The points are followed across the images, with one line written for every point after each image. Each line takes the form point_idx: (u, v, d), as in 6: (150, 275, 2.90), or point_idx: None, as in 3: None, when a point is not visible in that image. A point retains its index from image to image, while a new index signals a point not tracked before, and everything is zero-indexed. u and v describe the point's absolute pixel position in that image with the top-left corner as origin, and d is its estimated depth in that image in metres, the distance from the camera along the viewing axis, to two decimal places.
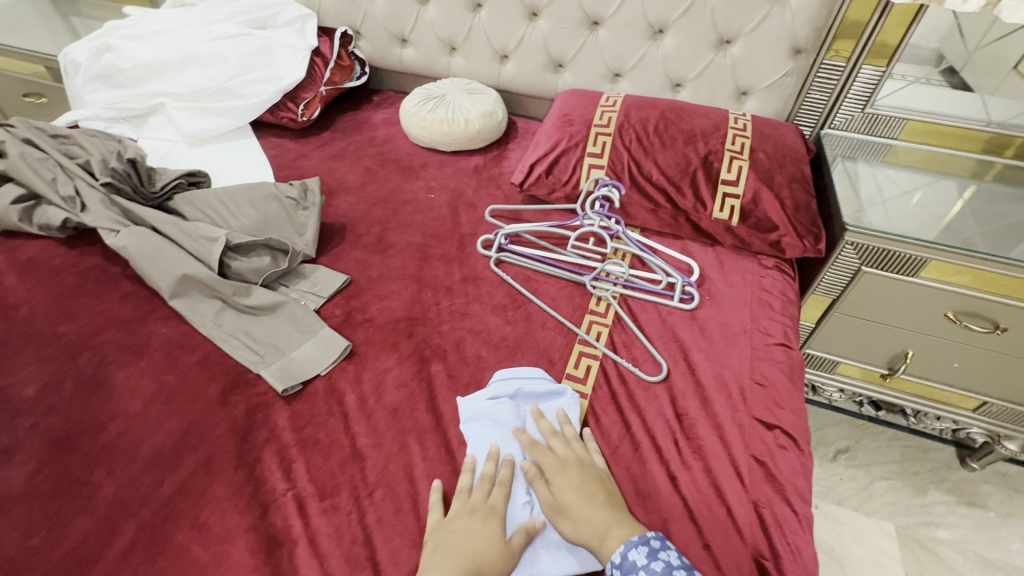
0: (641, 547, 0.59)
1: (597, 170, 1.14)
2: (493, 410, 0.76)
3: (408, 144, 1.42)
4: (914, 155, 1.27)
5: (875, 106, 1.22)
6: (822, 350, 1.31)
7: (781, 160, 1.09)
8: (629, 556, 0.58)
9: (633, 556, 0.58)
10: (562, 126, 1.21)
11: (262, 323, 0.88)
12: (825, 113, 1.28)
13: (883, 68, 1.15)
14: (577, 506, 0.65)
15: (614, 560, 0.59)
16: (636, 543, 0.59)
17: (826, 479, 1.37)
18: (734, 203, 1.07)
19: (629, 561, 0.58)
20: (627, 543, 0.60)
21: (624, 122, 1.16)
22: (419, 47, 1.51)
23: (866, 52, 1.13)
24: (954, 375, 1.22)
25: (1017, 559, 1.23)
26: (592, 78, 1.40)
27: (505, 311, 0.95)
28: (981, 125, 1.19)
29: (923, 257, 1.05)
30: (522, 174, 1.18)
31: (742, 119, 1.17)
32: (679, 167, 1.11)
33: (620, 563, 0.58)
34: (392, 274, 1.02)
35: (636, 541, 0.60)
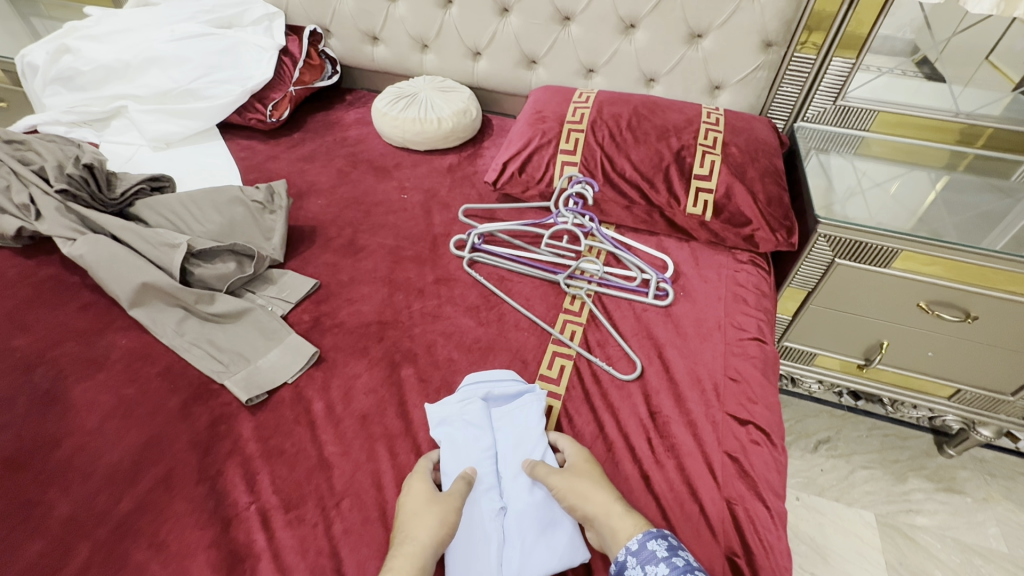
0: (661, 541, 0.59)
1: (570, 167, 1.13)
2: (464, 412, 0.74)
3: (381, 144, 1.39)
4: (886, 147, 1.28)
5: (847, 98, 1.22)
6: (800, 342, 1.32)
7: (753, 154, 1.09)
8: (648, 545, 0.59)
9: (653, 545, 0.58)
10: (534, 123, 1.19)
11: (226, 331, 0.86)
12: (798, 106, 1.28)
13: (853, 60, 1.15)
14: (596, 483, 0.66)
15: (632, 545, 0.59)
16: (656, 535, 0.60)
17: (807, 470, 1.37)
18: (708, 198, 1.06)
19: (649, 549, 0.58)
20: (647, 532, 0.60)
21: (597, 118, 1.15)
22: (391, 45, 1.49)
23: (836, 43, 1.14)
24: (928, 364, 1.23)
25: (993, 543, 1.25)
26: (565, 74, 1.39)
27: (478, 312, 0.94)
28: (950, 116, 1.20)
29: (893, 247, 1.06)
30: (495, 173, 1.17)
31: (715, 113, 1.16)
32: (652, 163, 1.10)
33: (637, 550, 0.59)
34: (362, 277, 1.00)
35: (656, 534, 0.60)
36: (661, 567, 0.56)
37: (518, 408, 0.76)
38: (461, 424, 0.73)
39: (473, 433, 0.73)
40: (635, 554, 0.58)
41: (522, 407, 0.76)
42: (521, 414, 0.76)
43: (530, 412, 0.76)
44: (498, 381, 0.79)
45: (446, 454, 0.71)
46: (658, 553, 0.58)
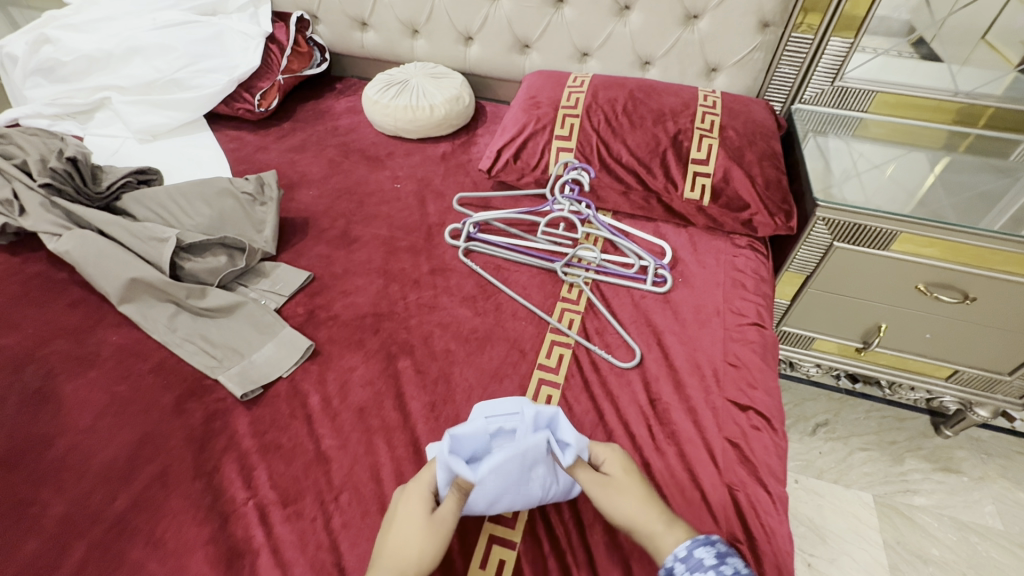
0: (711, 548, 0.56)
1: (566, 153, 1.11)
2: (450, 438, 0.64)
3: (373, 133, 1.37)
4: (884, 128, 1.27)
5: (845, 79, 1.20)
6: (799, 326, 1.31)
7: (751, 137, 1.08)
8: (696, 553, 0.56)
9: (701, 553, 0.56)
10: (528, 109, 1.17)
11: (219, 326, 0.85)
12: (795, 87, 1.26)
13: (851, 40, 1.13)
14: (635, 498, 0.62)
15: (680, 553, 0.57)
16: (704, 541, 0.57)
17: (806, 453, 1.38)
18: (705, 182, 1.05)
19: (696, 557, 0.56)
20: (694, 540, 0.58)
21: (592, 103, 1.13)
22: (381, 31, 1.45)
23: (834, 24, 1.12)
24: (926, 346, 1.23)
25: (990, 521, 1.26)
26: (559, 59, 1.36)
27: (475, 302, 0.93)
28: (949, 96, 1.20)
29: (892, 229, 1.05)
30: (489, 161, 1.15)
31: (711, 96, 1.15)
32: (648, 147, 1.08)
33: (685, 557, 0.56)
34: (357, 268, 0.98)
35: (704, 539, 0.58)
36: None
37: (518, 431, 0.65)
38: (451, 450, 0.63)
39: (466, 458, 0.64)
40: (682, 560, 0.56)
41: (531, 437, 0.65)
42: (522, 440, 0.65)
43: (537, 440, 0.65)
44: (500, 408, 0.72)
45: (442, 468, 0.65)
46: (706, 561, 0.55)
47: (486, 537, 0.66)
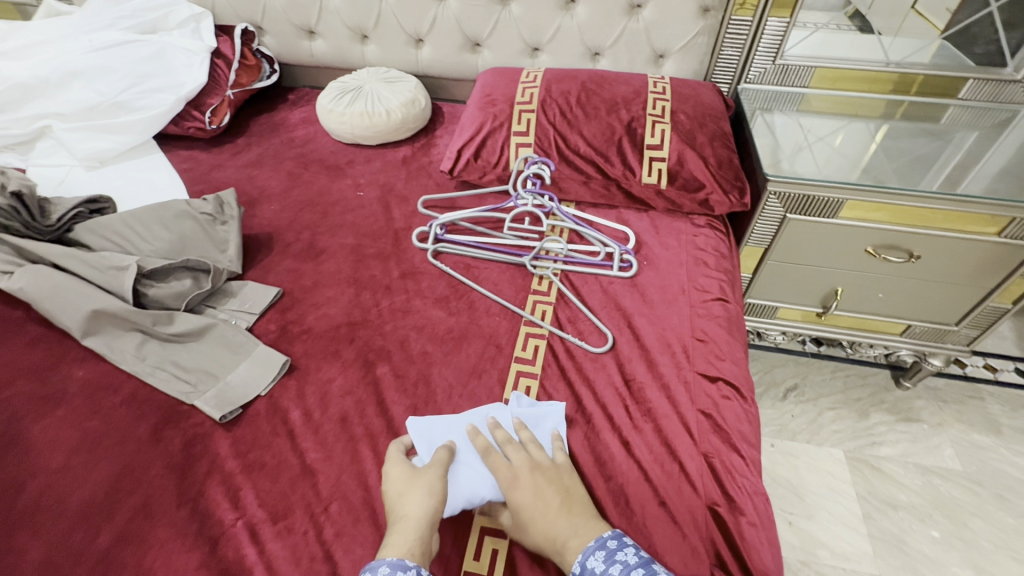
0: (597, 555, 0.57)
1: (525, 148, 1.12)
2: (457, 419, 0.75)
3: (331, 142, 1.36)
4: (825, 102, 1.34)
5: (784, 57, 1.26)
6: (763, 298, 1.36)
7: (701, 119, 1.12)
8: (586, 565, 0.57)
9: (591, 563, 0.57)
10: (485, 107, 1.18)
11: (190, 350, 0.84)
12: (740, 68, 1.31)
13: (788, 19, 1.17)
14: (542, 500, 0.64)
15: (575, 571, 0.58)
16: (594, 550, 0.58)
17: (779, 418, 1.46)
18: (662, 166, 1.08)
19: (588, 569, 0.57)
20: (585, 550, 0.59)
21: (546, 97, 1.16)
22: (328, 38, 1.43)
23: (770, 5, 1.16)
24: (881, 304, 1.30)
25: (950, 463, 1.37)
26: (510, 55, 1.37)
27: (448, 302, 0.94)
28: (881, 66, 1.27)
29: (838, 198, 1.10)
30: (450, 161, 1.15)
31: (661, 82, 1.19)
32: (604, 136, 1.11)
33: (579, 573, 0.57)
34: (326, 279, 0.99)
35: (594, 548, 0.58)
36: None
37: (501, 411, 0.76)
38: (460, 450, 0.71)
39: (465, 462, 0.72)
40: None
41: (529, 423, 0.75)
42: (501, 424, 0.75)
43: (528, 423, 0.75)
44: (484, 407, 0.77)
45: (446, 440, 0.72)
46: (596, 570, 0.56)
47: (478, 530, 0.67)
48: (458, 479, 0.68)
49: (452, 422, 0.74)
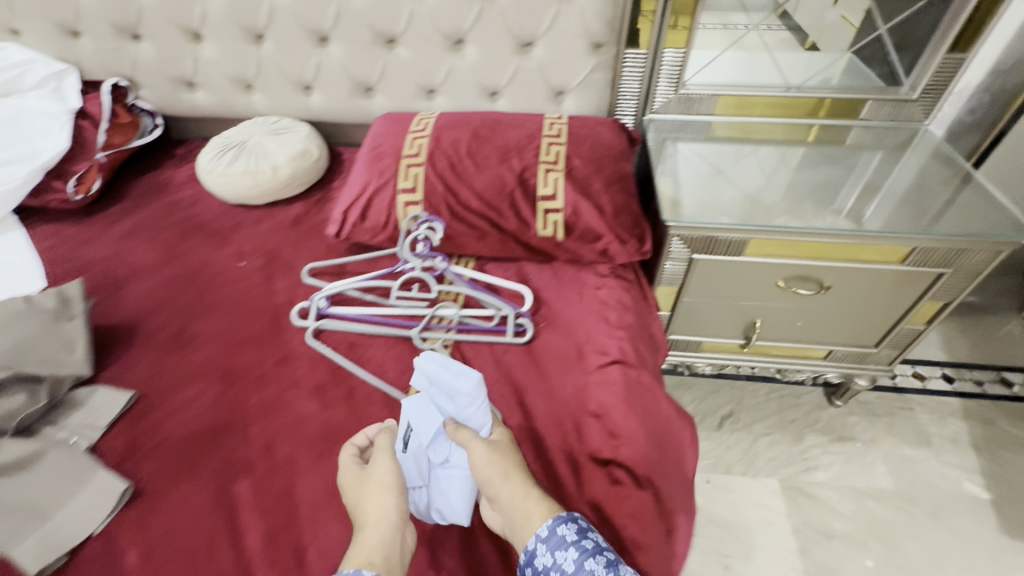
0: (571, 525, 0.64)
1: (414, 207, 1.05)
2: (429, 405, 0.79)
3: (217, 203, 1.26)
4: (730, 128, 1.32)
5: (687, 84, 1.23)
6: (686, 333, 1.32)
7: (597, 163, 1.07)
8: (559, 530, 0.64)
9: (563, 530, 0.63)
10: (371, 163, 1.10)
11: (14, 484, 0.71)
12: (643, 99, 1.26)
13: (684, 48, 1.14)
14: (517, 466, 0.70)
15: (542, 533, 0.64)
16: (567, 519, 0.65)
17: (715, 450, 1.43)
18: (557, 218, 1.02)
19: (558, 534, 0.63)
20: (559, 516, 0.65)
21: (434, 148, 1.09)
22: (210, 89, 1.33)
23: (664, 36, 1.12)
24: (802, 332, 1.27)
25: (883, 483, 1.36)
26: (405, 99, 1.29)
27: (324, 392, 0.86)
28: (781, 91, 1.26)
29: (740, 237, 1.07)
30: (336, 225, 1.08)
31: (557, 124, 1.14)
32: (496, 189, 1.04)
33: (547, 536, 0.63)
34: (192, 374, 0.90)
35: (567, 518, 0.65)
36: (571, 550, 0.61)
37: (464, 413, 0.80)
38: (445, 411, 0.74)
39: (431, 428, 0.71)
40: (545, 541, 0.63)
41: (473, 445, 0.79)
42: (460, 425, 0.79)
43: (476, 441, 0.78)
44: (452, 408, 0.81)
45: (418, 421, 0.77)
46: (567, 537, 0.63)
47: None
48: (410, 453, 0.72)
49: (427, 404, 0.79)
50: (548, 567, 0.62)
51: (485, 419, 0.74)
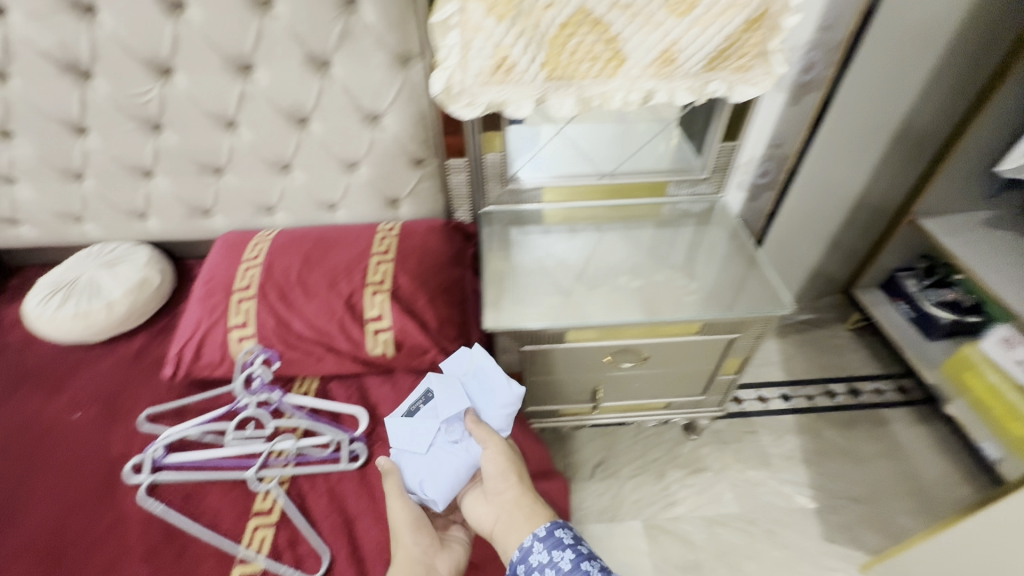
0: (567, 529, 0.82)
1: (247, 341, 1.10)
2: (454, 388, 1.00)
3: (53, 343, 1.24)
4: (560, 212, 1.47)
5: (514, 177, 1.34)
6: (541, 404, 1.43)
7: (423, 277, 1.16)
8: (555, 532, 0.82)
9: (560, 533, 0.82)
10: (204, 299, 1.14)
11: None
12: (476, 195, 1.38)
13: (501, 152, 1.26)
14: (517, 478, 0.93)
15: (541, 533, 0.82)
16: (561, 525, 0.84)
17: (588, 499, 1.56)
18: (386, 336, 1.10)
19: (556, 535, 0.81)
20: (554, 522, 0.84)
21: (265, 280, 1.14)
22: (35, 223, 1.30)
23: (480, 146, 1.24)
24: (640, 391, 1.41)
25: (730, 508, 1.55)
26: (245, 216, 1.32)
27: (156, 554, 0.89)
28: (596, 178, 1.40)
29: (561, 329, 1.18)
30: (172, 366, 1.11)
31: (387, 238, 1.22)
32: (326, 315, 1.11)
33: (546, 536, 0.82)
34: (16, 555, 0.90)
35: (562, 525, 0.84)
36: (566, 549, 0.79)
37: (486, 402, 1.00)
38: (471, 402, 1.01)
39: (451, 410, 0.97)
40: (543, 540, 0.81)
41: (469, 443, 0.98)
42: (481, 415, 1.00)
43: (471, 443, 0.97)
44: (482, 385, 1.01)
45: (442, 397, 0.98)
46: (563, 538, 0.81)
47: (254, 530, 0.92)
48: (419, 433, 0.96)
49: (451, 388, 1.00)
50: (546, 561, 0.79)
51: (505, 425, 0.99)
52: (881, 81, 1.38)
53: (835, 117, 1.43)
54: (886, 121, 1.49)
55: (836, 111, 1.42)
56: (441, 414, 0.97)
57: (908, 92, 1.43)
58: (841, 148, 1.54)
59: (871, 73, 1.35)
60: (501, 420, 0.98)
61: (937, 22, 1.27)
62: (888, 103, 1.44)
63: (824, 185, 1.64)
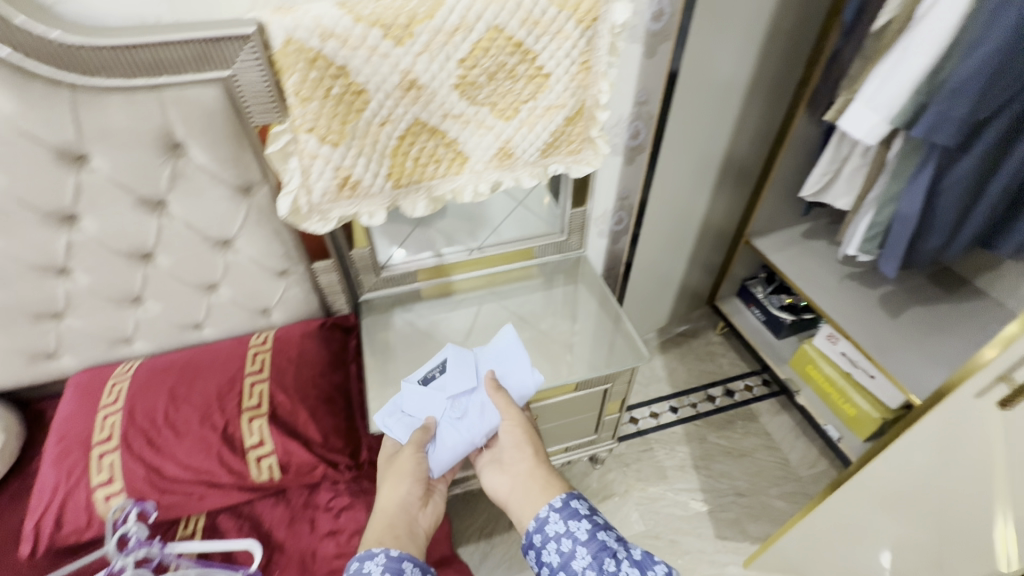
0: (581, 500, 1.01)
1: (115, 498, 1.05)
2: (467, 369, 1.23)
3: None
4: (439, 287, 1.54)
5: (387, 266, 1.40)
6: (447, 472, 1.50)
7: (303, 391, 1.19)
8: (571, 503, 1.00)
9: (577, 504, 1.00)
10: (59, 460, 1.07)
11: None
12: (351, 289, 1.42)
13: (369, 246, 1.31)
14: (534, 452, 1.12)
15: (560, 504, 1.00)
16: (576, 496, 1.02)
17: None
18: (270, 462, 1.11)
19: (574, 506, 0.99)
20: (570, 494, 1.02)
21: (127, 427, 1.09)
22: None
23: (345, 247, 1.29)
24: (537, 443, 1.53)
25: (636, 527, 1.71)
26: (100, 351, 1.26)
27: None
28: (467, 253, 1.48)
29: None
30: (29, 543, 1.03)
31: (260, 355, 1.23)
32: (202, 452, 1.09)
33: (564, 506, 0.99)
34: None
35: (577, 496, 1.02)
36: (584, 517, 0.97)
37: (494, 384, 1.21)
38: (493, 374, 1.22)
39: (463, 387, 1.19)
40: (561, 511, 0.99)
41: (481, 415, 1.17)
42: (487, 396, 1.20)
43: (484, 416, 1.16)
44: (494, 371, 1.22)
45: (454, 372, 1.22)
46: (578, 507, 0.99)
47: None
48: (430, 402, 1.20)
49: (462, 372, 1.22)
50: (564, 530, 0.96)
51: (515, 401, 1.18)
52: (698, 125, 1.60)
53: (669, 156, 1.63)
54: (710, 157, 1.73)
55: (668, 153, 1.62)
56: (451, 389, 1.20)
57: (721, 132, 1.67)
58: (680, 182, 1.75)
59: (688, 121, 1.57)
60: (512, 395, 1.17)
61: (729, 75, 1.51)
62: (709, 141, 1.68)
63: (670, 217, 1.86)
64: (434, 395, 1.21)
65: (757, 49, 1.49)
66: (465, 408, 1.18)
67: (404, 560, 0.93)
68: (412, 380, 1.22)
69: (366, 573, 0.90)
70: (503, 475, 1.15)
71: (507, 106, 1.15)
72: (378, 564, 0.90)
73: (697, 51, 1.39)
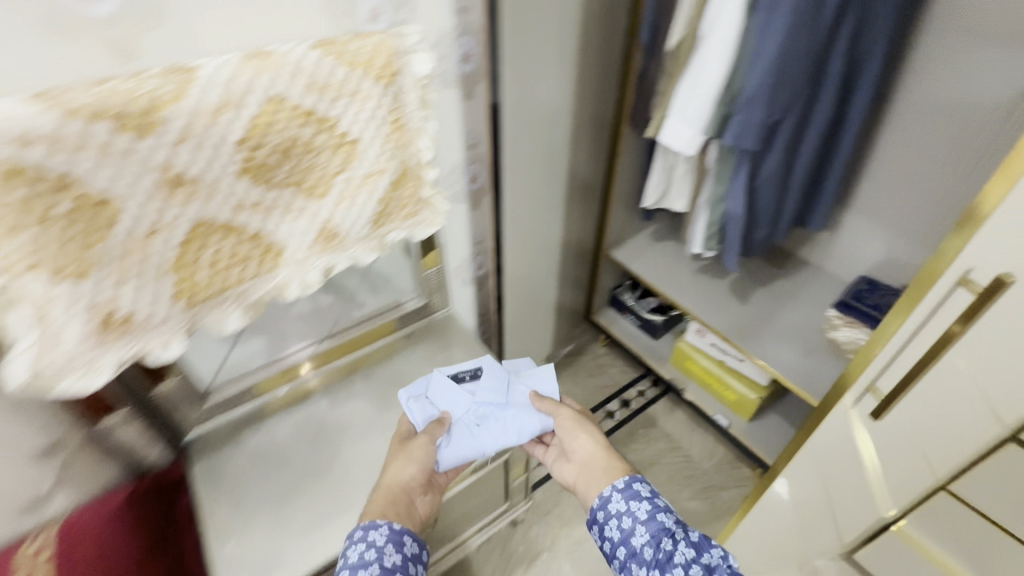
0: (644, 483, 1.11)
1: None
2: (493, 384, 1.34)
3: None
4: (294, 393, 1.37)
5: (209, 391, 1.23)
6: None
7: None
8: (633, 484, 1.10)
9: (638, 485, 1.10)
10: None
11: None
12: (174, 429, 1.19)
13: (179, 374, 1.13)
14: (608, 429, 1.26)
15: (621, 483, 1.11)
16: (638, 478, 1.12)
17: None
18: None
19: (632, 487, 1.10)
20: (632, 476, 1.12)
21: None
22: None
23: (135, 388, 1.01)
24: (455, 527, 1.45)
25: None
26: None
27: None
28: (309, 351, 1.36)
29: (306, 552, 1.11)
30: None
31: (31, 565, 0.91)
32: None
33: (624, 486, 1.11)
34: None
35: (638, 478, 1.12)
36: (644, 500, 1.07)
37: (522, 406, 1.31)
38: (524, 391, 1.34)
39: (494, 400, 1.30)
40: (621, 490, 1.10)
41: (500, 431, 1.27)
42: (513, 413, 1.30)
43: (502, 432, 1.27)
44: (519, 398, 1.33)
45: (483, 383, 1.33)
46: (640, 489, 1.09)
47: None
48: (458, 403, 1.30)
49: (495, 382, 1.34)
50: (623, 507, 1.08)
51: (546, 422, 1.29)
52: (537, 156, 1.50)
53: (513, 192, 1.51)
54: (558, 185, 1.65)
55: (513, 191, 1.50)
56: (484, 395, 1.31)
57: (562, 159, 1.59)
58: (533, 216, 1.64)
59: (526, 153, 1.46)
60: (536, 418, 1.28)
61: (555, 101, 1.43)
62: (554, 171, 1.59)
63: (533, 253, 1.75)
64: (463, 396, 1.31)
65: (577, 72, 1.43)
66: (487, 421, 1.28)
67: (405, 534, 1.04)
68: (446, 373, 1.32)
69: (368, 539, 1.02)
70: (569, 463, 1.27)
71: (317, 182, 0.97)
72: (381, 534, 1.01)
73: (516, 81, 1.28)
